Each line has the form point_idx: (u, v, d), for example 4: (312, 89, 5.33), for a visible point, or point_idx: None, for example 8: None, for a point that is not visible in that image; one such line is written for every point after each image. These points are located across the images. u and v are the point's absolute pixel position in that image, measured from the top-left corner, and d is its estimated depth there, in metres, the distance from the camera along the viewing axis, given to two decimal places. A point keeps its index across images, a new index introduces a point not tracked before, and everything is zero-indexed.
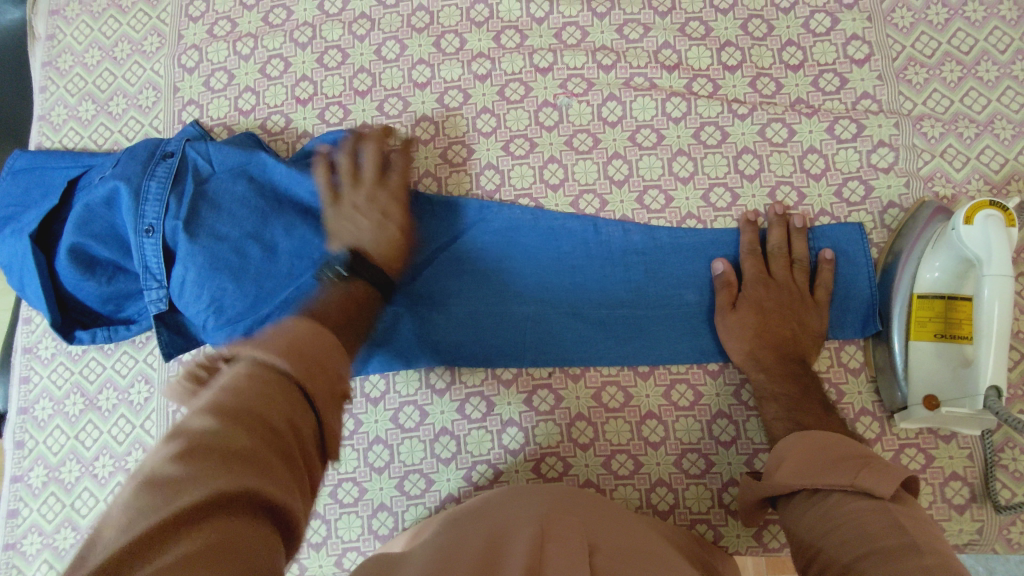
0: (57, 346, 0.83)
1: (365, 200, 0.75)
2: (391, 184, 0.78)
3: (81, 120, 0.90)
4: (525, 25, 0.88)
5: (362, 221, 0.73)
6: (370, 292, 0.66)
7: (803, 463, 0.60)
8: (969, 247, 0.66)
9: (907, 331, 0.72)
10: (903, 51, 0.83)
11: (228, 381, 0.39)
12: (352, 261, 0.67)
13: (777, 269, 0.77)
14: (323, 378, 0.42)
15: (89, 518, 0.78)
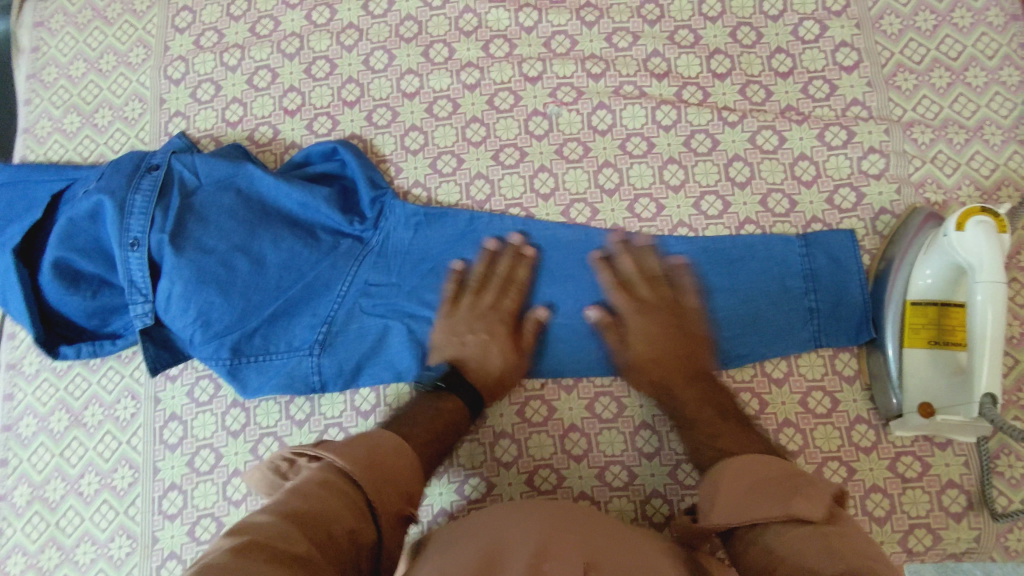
0: (42, 362, 0.82)
1: (476, 317, 0.77)
2: (512, 291, 0.78)
3: (66, 133, 0.89)
4: (514, 34, 0.88)
5: (467, 334, 0.76)
6: (460, 410, 0.72)
7: (736, 494, 0.59)
8: (963, 254, 0.66)
9: (901, 338, 0.72)
10: (892, 58, 0.83)
11: (317, 480, 0.55)
12: (449, 373, 0.74)
13: (648, 292, 0.76)
14: (386, 495, 0.57)
15: (74, 537, 0.77)
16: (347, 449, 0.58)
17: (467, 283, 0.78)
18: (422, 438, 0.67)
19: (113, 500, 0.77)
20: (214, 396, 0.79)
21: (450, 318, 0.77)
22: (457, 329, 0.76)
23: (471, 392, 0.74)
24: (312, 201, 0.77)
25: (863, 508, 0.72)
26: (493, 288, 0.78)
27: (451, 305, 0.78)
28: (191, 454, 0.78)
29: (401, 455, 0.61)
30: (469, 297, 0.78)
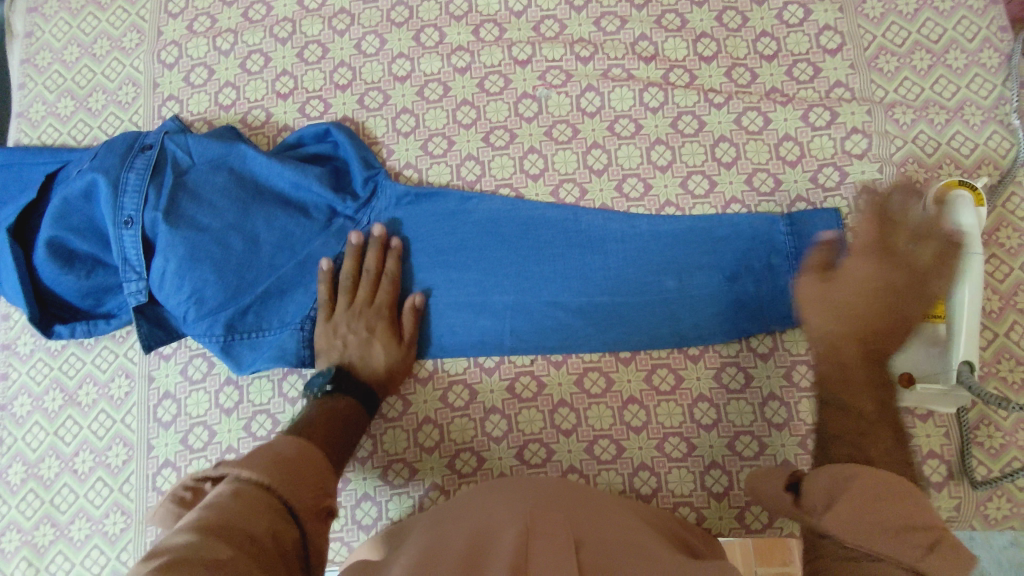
0: (36, 342, 0.83)
1: (353, 315, 0.77)
2: (384, 286, 0.78)
3: (60, 117, 0.89)
4: (504, 19, 0.89)
5: (348, 334, 0.76)
6: (356, 407, 0.73)
7: (856, 505, 0.48)
8: (943, 229, 0.67)
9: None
10: (874, 41, 0.85)
11: (230, 492, 0.48)
12: (337, 374, 0.74)
13: (902, 242, 0.67)
14: (298, 488, 0.51)
15: (69, 514, 0.78)
16: (250, 458, 0.52)
17: (341, 280, 0.78)
18: (324, 438, 0.66)
19: (108, 477, 0.78)
20: (208, 373, 0.80)
21: (353, 316, 0.77)
22: (337, 330, 0.76)
23: (368, 393, 0.75)
24: (304, 180, 0.78)
25: None
26: (364, 284, 0.78)
27: (328, 308, 0.77)
28: (185, 431, 0.79)
29: (310, 457, 0.55)
30: (345, 297, 0.78)
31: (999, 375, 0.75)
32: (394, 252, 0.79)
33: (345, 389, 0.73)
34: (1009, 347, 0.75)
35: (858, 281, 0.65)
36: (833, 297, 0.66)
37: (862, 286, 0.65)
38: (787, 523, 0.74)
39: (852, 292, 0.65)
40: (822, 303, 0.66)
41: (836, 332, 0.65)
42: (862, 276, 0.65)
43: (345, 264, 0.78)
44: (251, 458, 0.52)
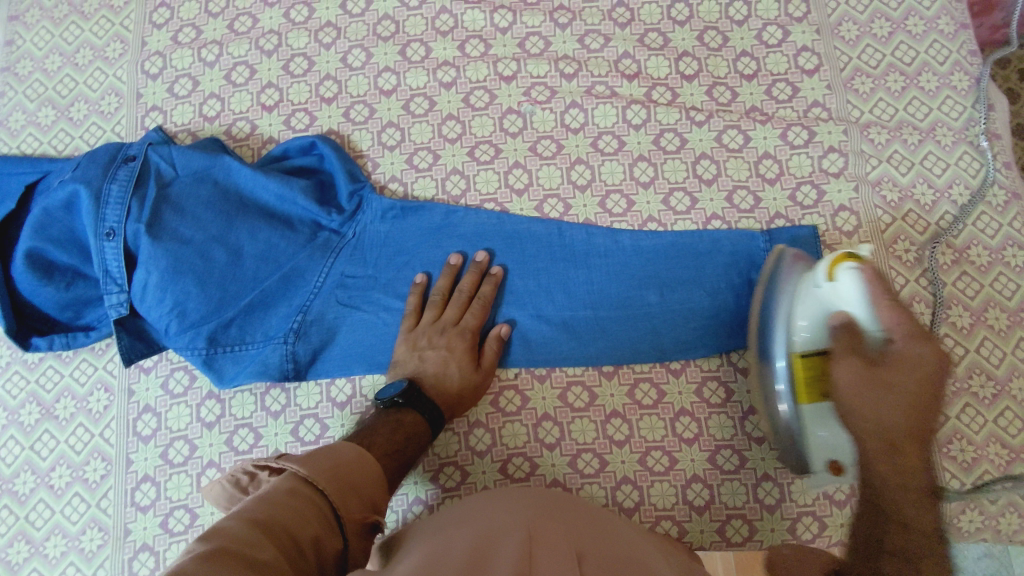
0: (12, 354, 0.81)
1: (437, 331, 0.78)
2: (473, 309, 0.78)
3: (41, 126, 0.88)
4: (490, 35, 0.90)
5: (427, 349, 0.77)
6: (421, 424, 0.72)
7: None
8: (838, 302, 0.61)
9: (794, 395, 0.65)
10: (850, 62, 0.87)
11: (287, 487, 0.56)
12: (409, 389, 0.73)
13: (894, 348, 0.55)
14: (348, 499, 0.59)
15: (44, 530, 0.76)
16: (312, 459, 0.60)
17: (431, 298, 0.79)
18: (385, 449, 0.68)
19: (85, 493, 0.77)
20: (189, 387, 0.79)
21: (435, 331, 0.77)
22: (418, 342, 0.77)
23: (433, 412, 0.73)
24: (289, 193, 0.79)
25: (824, 492, 0.75)
26: (454, 304, 0.79)
27: (413, 319, 0.79)
28: (165, 446, 0.78)
29: (367, 466, 0.63)
30: (432, 311, 0.79)
31: (971, 390, 0.76)
32: (490, 278, 0.80)
33: (413, 403, 0.73)
34: (980, 362, 0.77)
35: (913, 369, 0.54)
36: (881, 383, 0.54)
37: (917, 372, 0.54)
38: (767, 536, 0.75)
39: (914, 382, 0.53)
40: (880, 391, 0.54)
41: (880, 420, 0.53)
42: (916, 362, 0.54)
43: (440, 282, 0.80)
44: (312, 461, 0.60)
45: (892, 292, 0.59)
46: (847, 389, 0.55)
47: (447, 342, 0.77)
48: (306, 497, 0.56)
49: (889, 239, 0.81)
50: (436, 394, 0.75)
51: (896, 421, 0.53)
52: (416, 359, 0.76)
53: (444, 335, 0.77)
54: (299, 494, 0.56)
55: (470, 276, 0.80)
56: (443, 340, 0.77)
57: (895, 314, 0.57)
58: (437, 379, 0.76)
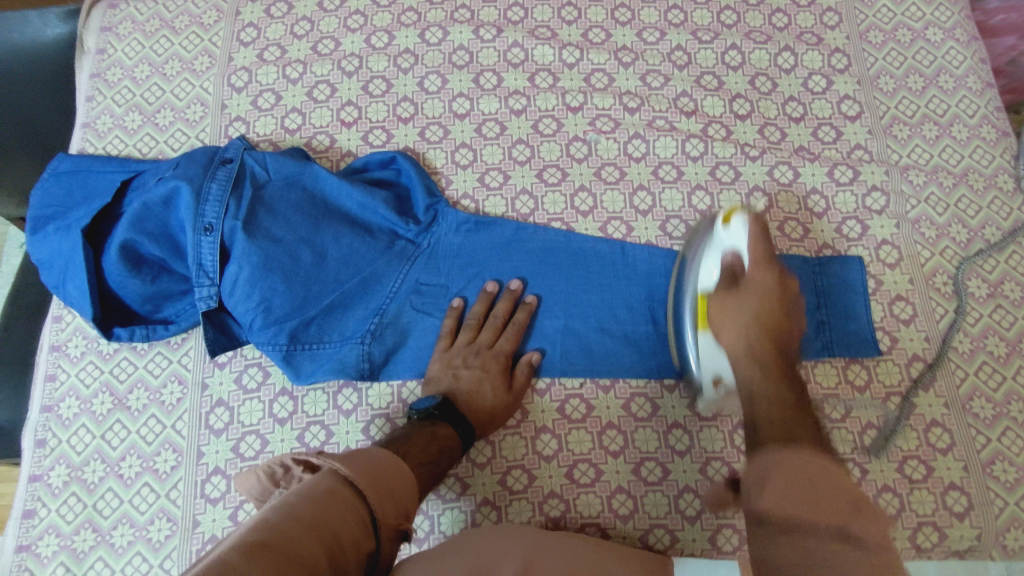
0: (87, 344, 0.83)
1: (472, 352, 0.81)
2: (509, 333, 0.82)
3: (127, 130, 0.93)
4: (558, 69, 0.96)
5: (462, 368, 0.79)
6: (453, 439, 0.74)
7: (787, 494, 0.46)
8: (731, 242, 0.74)
9: (694, 323, 0.76)
10: (888, 111, 0.95)
11: (328, 487, 0.55)
12: (443, 402, 0.76)
13: (754, 272, 0.70)
14: (387, 507, 0.57)
15: (112, 519, 0.76)
16: (353, 460, 0.59)
17: (467, 321, 0.83)
18: (419, 459, 0.68)
19: (155, 483, 0.78)
20: (263, 383, 0.81)
21: (470, 352, 0.81)
22: (454, 361, 0.80)
23: (466, 426, 0.75)
24: (371, 201, 0.83)
25: (875, 507, 0.78)
26: (490, 327, 0.82)
27: (449, 339, 0.82)
28: (237, 439, 0.79)
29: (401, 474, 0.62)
30: (466, 333, 0.82)
31: (1010, 414, 0.81)
32: (525, 306, 0.83)
33: (446, 417, 0.75)
34: (1017, 390, 0.82)
35: (758, 291, 0.68)
36: (734, 307, 0.69)
37: (761, 295, 0.68)
38: None
39: (761, 300, 0.68)
40: (735, 311, 0.68)
41: (748, 339, 0.66)
42: (762, 285, 0.68)
43: (477, 305, 0.84)
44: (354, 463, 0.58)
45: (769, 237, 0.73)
46: (719, 317, 0.70)
47: (480, 364, 0.80)
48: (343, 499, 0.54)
49: (928, 271, 0.87)
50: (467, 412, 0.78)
51: (753, 332, 0.66)
52: (450, 377, 0.79)
53: (476, 358, 0.80)
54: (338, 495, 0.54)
55: (506, 300, 0.83)
56: (475, 362, 0.80)
57: (763, 248, 0.71)
58: (468, 398, 0.78)
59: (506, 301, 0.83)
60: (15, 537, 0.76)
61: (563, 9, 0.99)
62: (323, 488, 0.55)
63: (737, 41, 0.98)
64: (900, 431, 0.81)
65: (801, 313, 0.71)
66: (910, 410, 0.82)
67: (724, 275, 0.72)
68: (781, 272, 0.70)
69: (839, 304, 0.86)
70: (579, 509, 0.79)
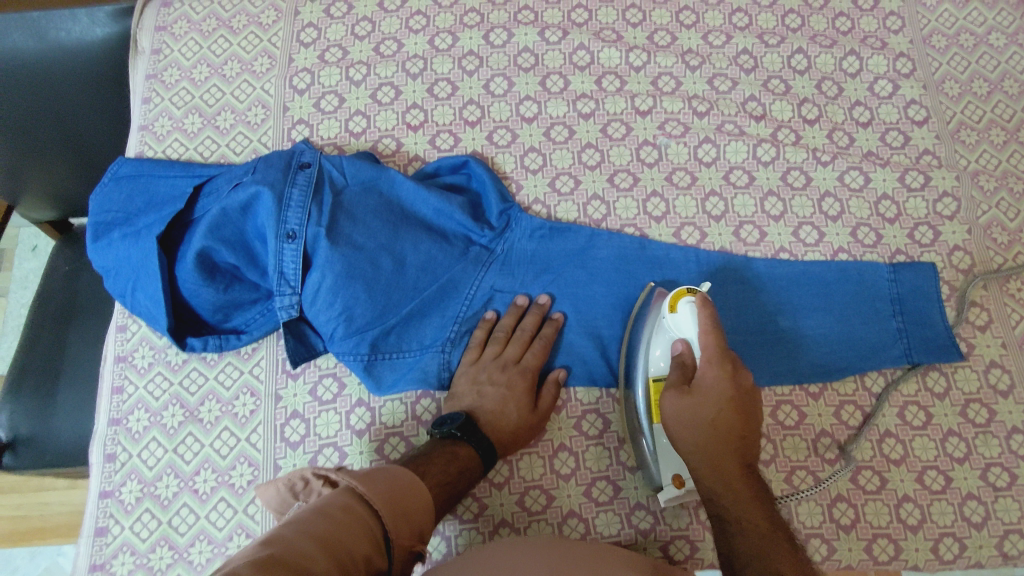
0: (155, 355, 0.81)
1: (498, 367, 0.78)
2: (535, 349, 0.79)
3: (187, 133, 0.91)
4: (624, 72, 0.95)
5: (487, 385, 0.77)
6: (474, 459, 0.71)
7: None
8: (680, 331, 0.71)
9: (649, 415, 0.74)
10: (955, 116, 0.94)
11: (341, 503, 0.53)
12: (466, 423, 0.73)
13: (707, 372, 0.66)
14: (401, 523, 0.55)
15: (189, 536, 0.74)
16: (370, 480, 0.57)
17: (495, 334, 0.80)
18: (438, 479, 0.66)
19: (231, 498, 0.76)
20: (338, 394, 0.79)
21: (496, 368, 0.78)
22: (479, 377, 0.77)
23: (488, 448, 0.72)
24: (447, 207, 0.81)
25: (961, 514, 0.78)
26: (517, 342, 0.79)
27: (478, 352, 0.79)
28: (314, 452, 0.77)
29: (418, 493, 0.59)
30: (494, 347, 0.79)
31: None
32: (552, 321, 0.81)
33: (467, 437, 0.72)
34: None
35: (713, 399, 0.65)
36: (688, 413, 0.66)
37: (714, 405, 0.65)
38: (911, 555, 0.77)
39: (715, 410, 0.65)
40: (693, 417, 0.66)
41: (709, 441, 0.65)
42: (716, 392, 0.65)
43: (506, 319, 0.80)
44: (371, 480, 0.57)
45: (717, 323, 0.68)
46: (672, 417, 0.67)
47: (506, 381, 0.77)
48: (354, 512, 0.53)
49: (1003, 277, 0.87)
50: (490, 429, 0.74)
51: (720, 426, 0.65)
52: (473, 395, 0.76)
53: (500, 374, 0.77)
54: (353, 507, 0.53)
55: (533, 313, 0.80)
56: (498, 379, 0.77)
57: (712, 342, 0.67)
58: (494, 416, 0.75)
59: (533, 315, 0.80)
60: (87, 555, 0.75)
61: (627, 11, 0.98)
62: (339, 501, 0.54)
63: (803, 45, 0.97)
64: (981, 438, 0.81)
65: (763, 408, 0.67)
66: (990, 417, 0.81)
67: (675, 372, 0.70)
68: (735, 367, 0.66)
69: (915, 311, 0.84)
70: (668, 521, 0.76)
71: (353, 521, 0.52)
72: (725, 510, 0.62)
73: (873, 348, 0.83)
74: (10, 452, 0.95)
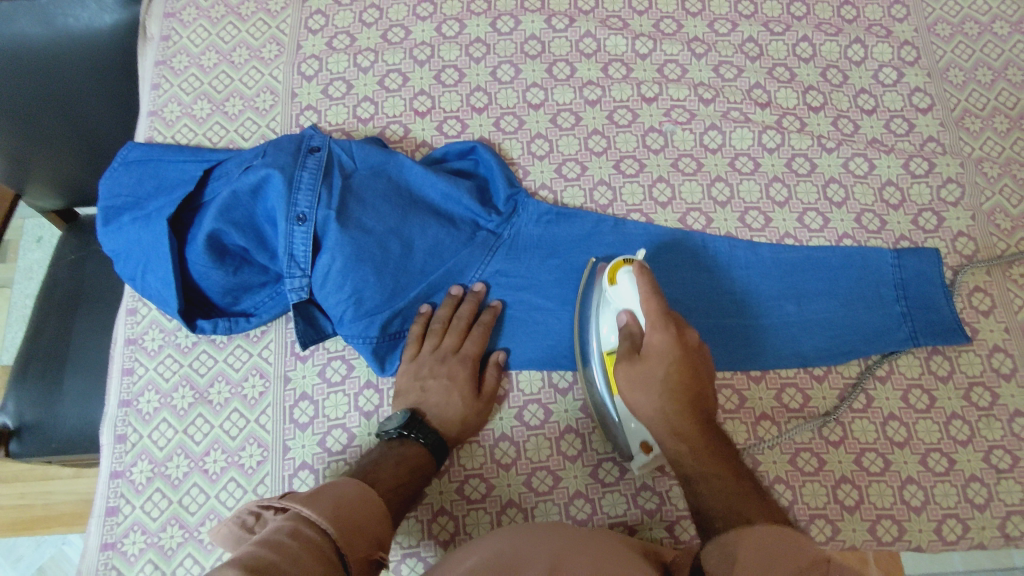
0: (165, 337, 0.82)
1: (438, 360, 0.78)
2: (474, 335, 0.79)
3: (196, 118, 0.92)
4: (631, 60, 0.95)
5: (429, 380, 0.77)
6: (424, 455, 0.72)
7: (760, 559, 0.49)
8: (624, 301, 0.70)
9: (608, 389, 0.73)
10: (959, 103, 0.95)
11: (287, 529, 0.51)
12: (411, 420, 0.73)
13: (653, 334, 0.66)
14: (353, 537, 0.54)
15: (199, 516, 0.75)
16: (314, 500, 0.55)
17: (432, 325, 0.79)
18: (389, 485, 0.67)
19: (241, 479, 0.76)
20: (347, 376, 0.80)
21: (437, 360, 0.78)
22: (420, 372, 0.77)
23: (442, 442, 0.74)
24: (455, 191, 0.82)
25: (964, 496, 0.79)
26: (454, 331, 0.79)
27: (416, 347, 0.79)
28: (323, 433, 0.78)
29: (368, 504, 0.58)
30: (432, 339, 0.79)
31: None
32: (489, 308, 0.81)
33: (413, 432, 0.72)
34: None
35: (662, 359, 0.65)
36: (643, 379, 0.66)
37: (663, 363, 0.65)
38: (915, 536, 0.78)
39: (666, 368, 0.65)
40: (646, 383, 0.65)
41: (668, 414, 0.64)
42: (664, 350, 0.66)
43: (440, 310, 0.80)
44: (314, 501, 0.55)
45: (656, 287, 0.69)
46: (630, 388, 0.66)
47: (446, 373, 0.77)
48: (303, 535, 0.51)
49: (1006, 263, 0.87)
50: (439, 424, 0.75)
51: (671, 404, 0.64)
52: (415, 392, 0.76)
53: (439, 367, 0.77)
54: (300, 533, 0.51)
55: (466, 301, 0.80)
56: (438, 372, 0.77)
57: (655, 306, 0.67)
58: (439, 411, 0.75)
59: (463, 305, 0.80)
60: (99, 535, 0.75)
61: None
62: (285, 526, 0.51)
63: (808, 33, 0.98)
64: (984, 421, 0.81)
65: (710, 362, 0.68)
66: (993, 400, 0.82)
67: (624, 343, 0.68)
68: (678, 327, 0.67)
69: (919, 296, 0.84)
70: (674, 502, 0.77)
71: (304, 547, 0.49)
72: (699, 471, 0.61)
73: (877, 332, 0.83)
74: (17, 438, 0.96)
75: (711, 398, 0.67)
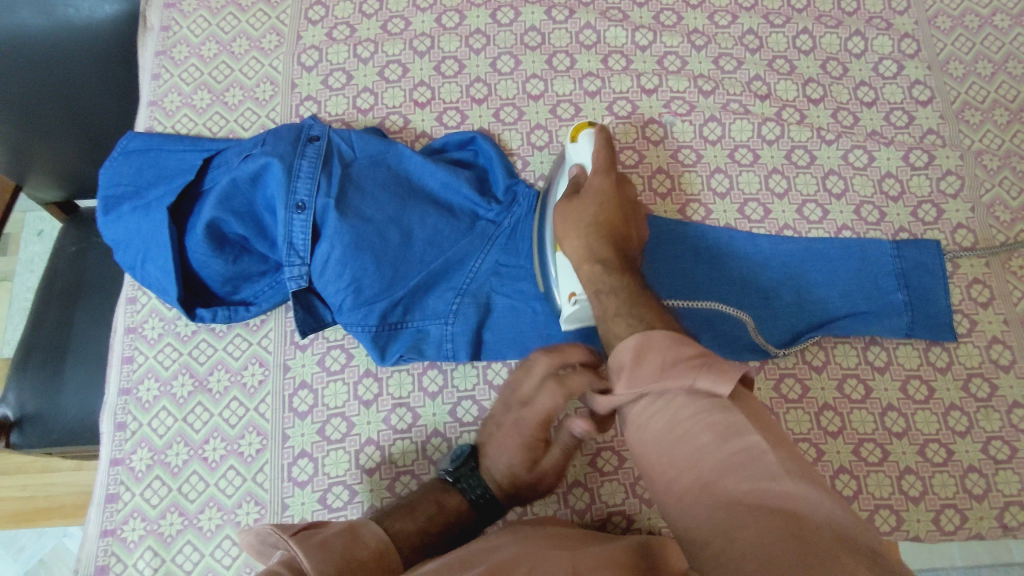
0: (165, 326, 0.82)
1: (508, 416, 0.71)
2: (539, 410, 0.68)
3: (196, 108, 0.92)
4: (631, 51, 0.95)
5: (495, 432, 0.72)
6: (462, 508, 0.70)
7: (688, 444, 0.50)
8: (578, 159, 0.77)
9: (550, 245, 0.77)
10: (959, 96, 0.95)
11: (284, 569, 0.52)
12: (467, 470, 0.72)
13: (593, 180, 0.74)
14: None
15: (198, 503, 0.75)
16: (324, 555, 0.55)
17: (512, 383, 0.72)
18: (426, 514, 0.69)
19: (240, 467, 0.77)
20: (347, 365, 0.80)
21: (508, 416, 0.71)
22: (494, 420, 0.73)
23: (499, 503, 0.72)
24: (455, 181, 0.82)
25: (962, 486, 0.79)
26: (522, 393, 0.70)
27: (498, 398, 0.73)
28: (323, 422, 0.78)
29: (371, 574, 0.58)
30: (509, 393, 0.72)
31: None
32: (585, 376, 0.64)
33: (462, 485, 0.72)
34: None
35: (597, 197, 0.73)
36: (576, 211, 0.73)
37: (598, 201, 0.72)
38: (913, 526, 0.78)
39: (598, 206, 0.72)
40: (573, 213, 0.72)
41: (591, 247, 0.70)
42: (600, 190, 0.73)
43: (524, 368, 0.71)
44: (324, 557, 0.55)
45: (612, 150, 0.76)
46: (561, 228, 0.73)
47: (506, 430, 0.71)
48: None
49: (1005, 255, 0.87)
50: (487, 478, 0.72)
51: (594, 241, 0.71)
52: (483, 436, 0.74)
53: (505, 422, 0.71)
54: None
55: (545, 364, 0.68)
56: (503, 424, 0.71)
57: (604, 158, 0.75)
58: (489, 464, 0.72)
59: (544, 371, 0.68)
60: (98, 521, 0.76)
61: None
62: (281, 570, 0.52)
63: (809, 25, 0.98)
64: (983, 412, 0.81)
65: (639, 215, 0.75)
66: (992, 392, 0.82)
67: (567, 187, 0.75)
68: (619, 180, 0.75)
69: (918, 287, 0.84)
70: None
71: None
72: (609, 283, 0.67)
73: (876, 324, 0.83)
74: (17, 429, 0.96)
75: (635, 245, 0.73)
